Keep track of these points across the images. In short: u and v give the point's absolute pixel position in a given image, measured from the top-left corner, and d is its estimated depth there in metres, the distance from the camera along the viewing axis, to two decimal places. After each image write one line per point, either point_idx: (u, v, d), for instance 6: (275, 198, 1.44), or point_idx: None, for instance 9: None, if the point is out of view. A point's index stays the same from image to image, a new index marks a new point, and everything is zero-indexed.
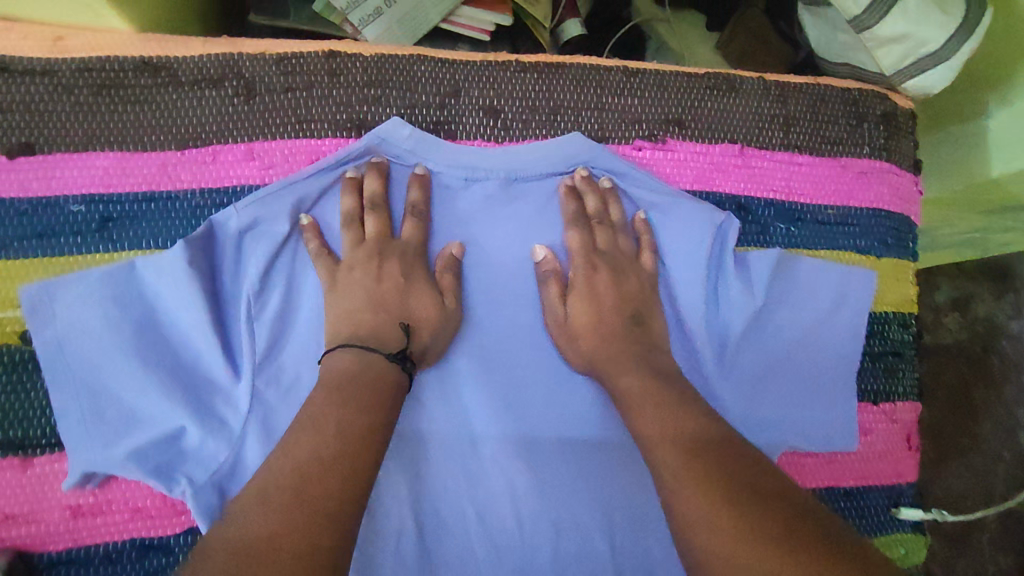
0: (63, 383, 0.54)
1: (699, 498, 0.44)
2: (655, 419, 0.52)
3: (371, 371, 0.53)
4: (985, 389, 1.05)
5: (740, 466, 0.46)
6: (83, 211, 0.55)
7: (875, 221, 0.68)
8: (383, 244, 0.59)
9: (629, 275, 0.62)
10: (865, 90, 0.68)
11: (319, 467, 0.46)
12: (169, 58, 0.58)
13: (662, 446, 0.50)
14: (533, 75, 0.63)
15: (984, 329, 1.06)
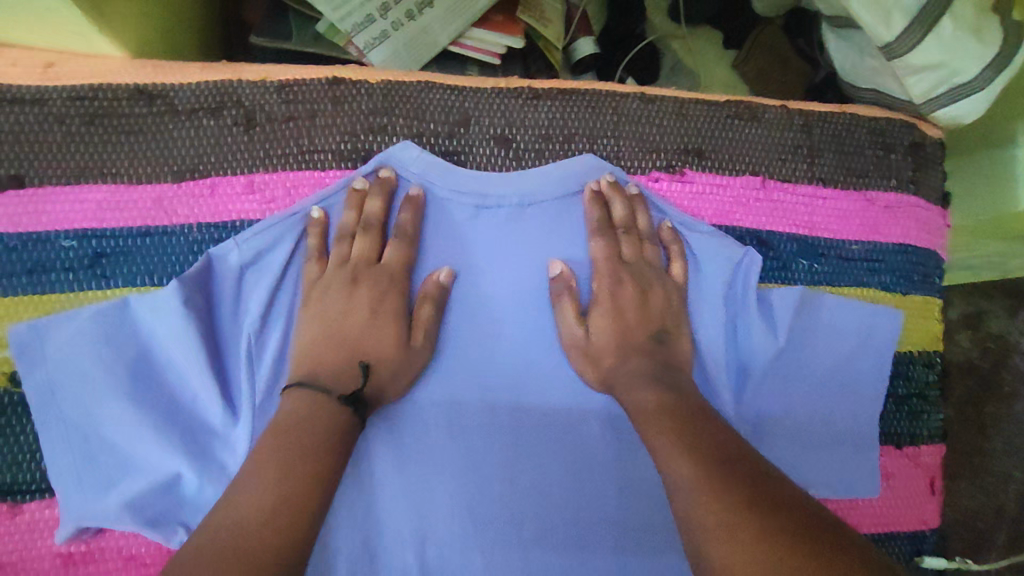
0: (54, 429, 0.51)
1: (717, 511, 0.42)
2: (667, 449, 0.48)
3: (317, 419, 0.49)
4: (997, 406, 0.92)
5: (760, 477, 0.44)
6: (75, 247, 0.53)
7: (901, 257, 0.64)
8: (367, 272, 0.56)
9: (657, 291, 0.57)
10: (893, 120, 0.65)
11: (258, 518, 0.43)
12: (165, 86, 0.55)
13: (676, 461, 0.46)
14: (546, 103, 0.60)
15: (998, 347, 0.92)
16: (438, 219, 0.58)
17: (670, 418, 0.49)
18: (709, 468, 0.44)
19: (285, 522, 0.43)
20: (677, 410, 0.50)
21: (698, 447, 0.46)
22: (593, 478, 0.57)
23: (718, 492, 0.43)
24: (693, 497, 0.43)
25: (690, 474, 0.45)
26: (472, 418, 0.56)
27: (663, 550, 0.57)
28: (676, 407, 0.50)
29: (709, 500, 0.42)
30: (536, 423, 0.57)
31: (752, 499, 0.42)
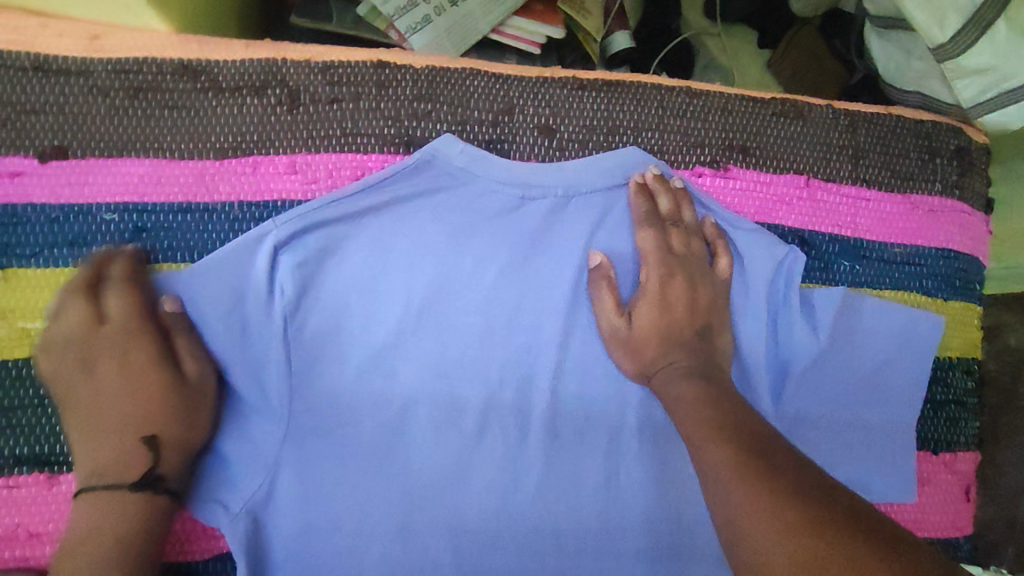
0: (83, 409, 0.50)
1: (763, 512, 0.40)
2: (708, 447, 0.47)
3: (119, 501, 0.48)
4: None
5: (807, 479, 0.42)
6: (116, 220, 0.52)
7: (944, 262, 0.64)
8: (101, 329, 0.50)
9: (705, 284, 0.56)
10: (939, 123, 0.65)
11: None
12: (209, 62, 0.55)
13: (719, 463, 0.45)
14: (591, 94, 0.60)
15: None
16: (478, 210, 0.56)
17: (708, 410, 0.49)
18: (747, 457, 0.44)
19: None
20: (714, 403, 0.50)
21: (733, 437, 0.46)
22: (630, 472, 0.57)
23: (752, 476, 0.43)
24: (727, 481, 0.44)
25: (723, 459, 0.45)
26: (507, 412, 0.56)
27: (696, 546, 0.57)
28: (714, 399, 0.50)
29: (743, 482, 0.43)
30: (574, 415, 0.57)
31: (783, 478, 0.42)
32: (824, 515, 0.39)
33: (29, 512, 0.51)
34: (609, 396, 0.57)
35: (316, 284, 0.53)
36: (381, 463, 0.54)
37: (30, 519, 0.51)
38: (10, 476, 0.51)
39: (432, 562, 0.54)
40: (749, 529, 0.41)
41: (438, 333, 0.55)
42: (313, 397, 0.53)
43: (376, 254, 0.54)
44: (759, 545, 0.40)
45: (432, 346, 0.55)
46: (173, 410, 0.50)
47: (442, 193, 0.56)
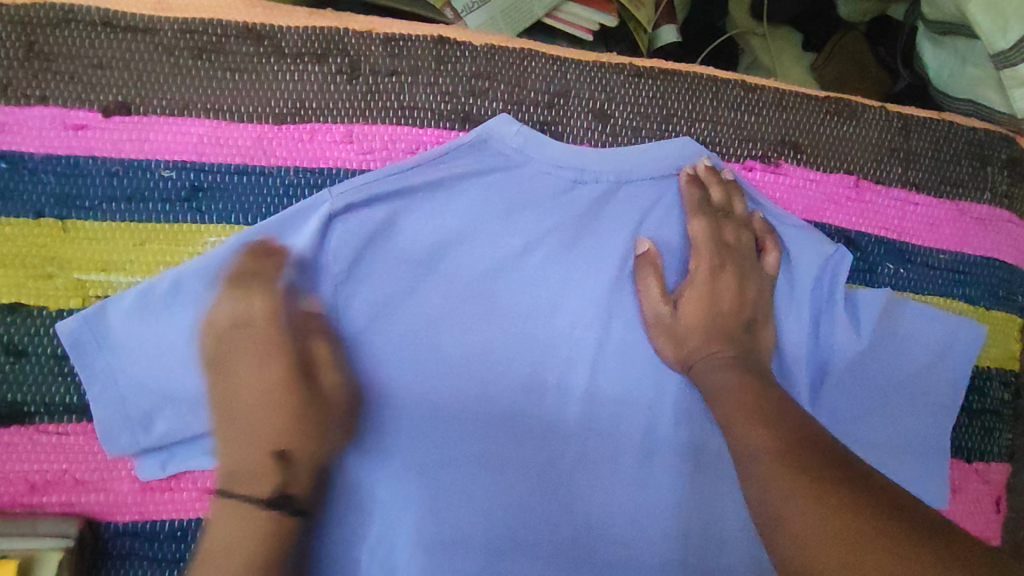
0: (102, 393, 0.50)
1: (808, 502, 0.40)
2: (751, 436, 0.47)
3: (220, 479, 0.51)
4: None
5: (854, 474, 0.42)
6: (174, 178, 0.53)
7: (987, 271, 0.63)
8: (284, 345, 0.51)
9: (753, 277, 0.57)
10: (990, 132, 0.64)
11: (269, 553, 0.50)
12: (274, 29, 0.55)
13: (761, 452, 0.45)
14: (647, 82, 0.60)
15: None
16: (528, 191, 0.56)
17: (751, 400, 0.49)
18: (791, 447, 0.44)
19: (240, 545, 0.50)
20: (755, 394, 0.50)
21: (775, 428, 0.46)
22: (664, 459, 0.57)
23: (796, 465, 0.43)
24: (769, 470, 0.43)
25: (766, 449, 0.45)
26: (547, 392, 0.56)
27: (726, 537, 0.57)
28: (755, 389, 0.51)
29: (785, 472, 0.43)
30: (613, 401, 0.57)
31: (824, 468, 0.42)
32: (871, 503, 0.39)
33: (75, 460, 0.51)
34: (649, 382, 0.57)
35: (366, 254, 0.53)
36: (420, 436, 0.54)
37: (76, 467, 0.51)
38: (59, 424, 0.51)
39: (464, 534, 0.54)
40: (792, 515, 0.40)
41: (483, 311, 0.55)
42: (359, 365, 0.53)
43: (423, 229, 0.55)
44: (806, 533, 0.39)
45: (475, 324, 0.55)
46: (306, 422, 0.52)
47: (497, 175, 0.56)
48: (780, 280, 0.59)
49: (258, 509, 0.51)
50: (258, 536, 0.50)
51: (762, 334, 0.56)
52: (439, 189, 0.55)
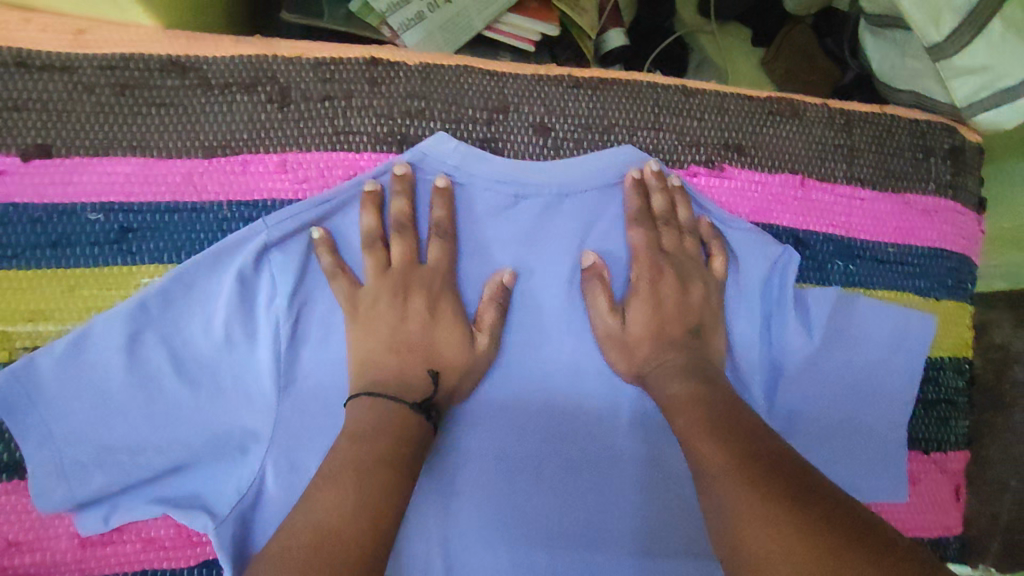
0: (39, 447, 0.48)
1: (758, 513, 0.40)
2: (705, 439, 0.47)
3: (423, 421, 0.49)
4: None
5: (799, 479, 0.42)
6: (102, 221, 0.51)
7: (935, 261, 0.64)
8: (413, 275, 0.53)
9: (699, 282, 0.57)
10: (933, 123, 0.64)
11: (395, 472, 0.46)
12: (199, 59, 0.54)
13: (714, 458, 0.45)
14: (586, 93, 0.59)
15: None
16: (469, 211, 0.55)
17: (710, 418, 0.48)
18: (742, 454, 0.44)
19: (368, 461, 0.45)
20: (713, 409, 0.49)
21: (736, 448, 0.45)
22: (622, 473, 0.56)
23: (759, 488, 0.41)
24: (733, 497, 0.42)
25: (726, 474, 0.43)
26: (499, 414, 0.55)
27: (688, 549, 0.56)
28: (712, 403, 0.50)
29: (750, 496, 0.41)
30: (568, 417, 0.56)
31: (787, 492, 0.41)
32: (835, 529, 0.38)
33: (7, 521, 0.50)
34: (603, 395, 0.57)
35: (309, 282, 0.53)
36: None
37: (8, 528, 0.50)
38: None
39: (422, 564, 0.53)
40: (758, 545, 0.39)
41: None
42: (305, 399, 0.52)
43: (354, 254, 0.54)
44: (772, 565, 0.37)
45: None
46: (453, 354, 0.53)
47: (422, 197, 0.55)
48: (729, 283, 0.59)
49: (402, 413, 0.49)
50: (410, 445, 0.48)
51: (711, 339, 0.56)
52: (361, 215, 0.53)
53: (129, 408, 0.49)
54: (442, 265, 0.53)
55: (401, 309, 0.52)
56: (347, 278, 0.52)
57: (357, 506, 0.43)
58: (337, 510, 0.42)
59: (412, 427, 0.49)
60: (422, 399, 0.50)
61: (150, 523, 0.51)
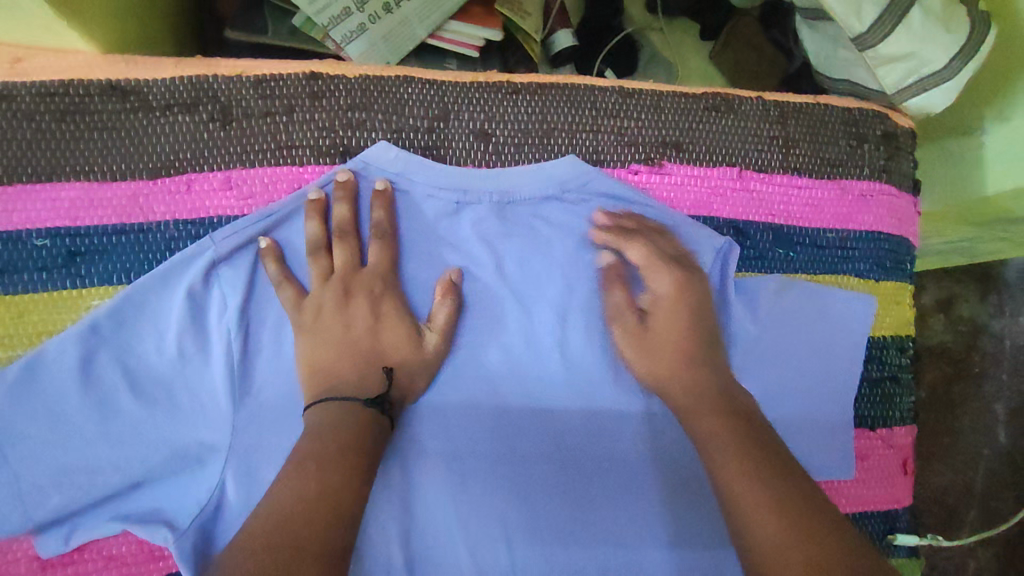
0: None
1: (744, 473, 0.48)
2: (690, 398, 0.54)
3: (371, 421, 0.50)
4: (966, 385, 1.08)
5: (770, 444, 0.51)
6: (48, 245, 0.52)
7: (873, 244, 0.66)
8: (356, 280, 0.54)
9: (662, 274, 0.58)
10: (866, 111, 0.66)
11: (348, 472, 0.47)
12: (139, 82, 0.55)
13: (699, 418, 0.53)
14: (525, 97, 0.60)
15: (966, 329, 1.09)
16: (414, 218, 0.57)
17: (729, 428, 0.51)
18: (727, 418, 0.52)
19: (324, 462, 0.47)
20: (729, 416, 0.52)
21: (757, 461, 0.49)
22: (576, 465, 0.58)
23: (748, 458, 0.49)
24: (750, 497, 0.47)
25: (750, 488, 0.47)
26: (454, 415, 0.57)
27: (644, 536, 0.58)
28: (726, 410, 0.53)
29: (743, 465, 0.49)
30: (521, 414, 0.58)
31: (798, 500, 0.46)
32: (818, 518, 0.45)
33: None
34: (555, 390, 0.59)
35: (258, 295, 0.54)
36: None
37: None
38: None
39: (383, 567, 0.54)
40: (747, 509, 0.46)
41: None
42: (260, 412, 0.53)
43: (301, 266, 0.55)
44: (758, 527, 0.45)
45: None
46: (405, 353, 0.54)
47: (362, 205, 0.56)
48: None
49: (354, 411, 0.50)
50: (368, 439, 0.50)
51: (716, 341, 0.58)
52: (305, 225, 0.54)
53: (85, 428, 0.50)
54: (386, 272, 0.55)
55: (343, 316, 0.53)
56: (292, 287, 0.53)
57: (313, 503, 0.45)
58: (294, 503, 0.44)
59: (369, 424, 0.50)
60: (375, 395, 0.52)
61: (111, 540, 0.52)
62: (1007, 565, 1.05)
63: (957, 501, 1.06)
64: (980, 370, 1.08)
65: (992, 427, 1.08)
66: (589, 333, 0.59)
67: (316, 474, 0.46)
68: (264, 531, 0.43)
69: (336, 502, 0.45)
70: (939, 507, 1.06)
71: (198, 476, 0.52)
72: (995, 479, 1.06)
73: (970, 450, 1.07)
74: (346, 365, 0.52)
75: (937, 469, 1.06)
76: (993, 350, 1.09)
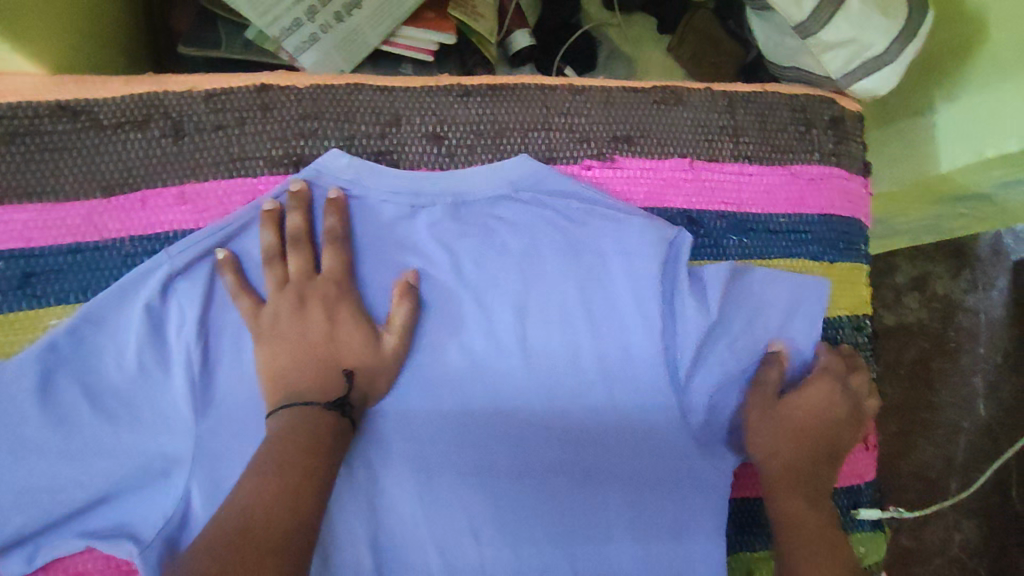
0: None
1: (798, 492, 0.58)
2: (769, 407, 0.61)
3: (331, 424, 0.51)
4: (944, 361, 1.10)
5: (813, 469, 0.60)
6: (3, 268, 0.53)
7: (826, 226, 0.67)
8: (310, 287, 0.55)
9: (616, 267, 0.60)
10: (812, 96, 0.68)
11: (306, 477, 0.48)
12: (89, 102, 0.55)
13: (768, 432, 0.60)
14: (475, 99, 0.61)
15: (942, 306, 1.10)
16: (369, 223, 0.58)
17: (806, 464, 0.60)
18: (792, 438, 0.60)
19: (285, 467, 0.48)
20: (801, 442, 0.60)
21: (810, 493, 0.59)
22: (541, 458, 0.59)
23: (799, 481, 0.59)
24: (795, 517, 0.57)
25: (805, 511, 0.57)
26: (417, 416, 0.58)
27: (611, 525, 0.59)
28: (812, 446, 0.61)
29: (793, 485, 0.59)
30: (484, 412, 0.59)
31: (826, 524, 0.57)
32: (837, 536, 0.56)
33: None
34: (516, 387, 0.59)
35: (216, 307, 0.55)
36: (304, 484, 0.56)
37: None
38: None
39: (353, 568, 0.55)
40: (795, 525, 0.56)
41: None
42: (222, 422, 0.53)
43: (257, 276, 0.56)
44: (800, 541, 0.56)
45: None
46: (363, 356, 0.54)
47: (315, 213, 0.56)
48: (618, 264, 0.60)
49: (316, 412, 0.51)
50: (331, 440, 0.51)
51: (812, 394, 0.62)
52: (260, 235, 0.55)
53: (48, 447, 0.51)
54: (340, 279, 0.55)
55: (300, 323, 0.54)
56: (249, 297, 0.54)
57: (274, 507, 0.45)
58: (256, 506, 0.45)
59: (329, 426, 0.51)
60: (336, 397, 0.53)
61: (80, 556, 0.53)
62: (993, 536, 1.07)
63: (941, 475, 1.08)
64: (957, 346, 1.10)
65: (972, 401, 1.09)
66: (548, 329, 0.60)
67: (278, 478, 0.47)
68: (224, 536, 0.44)
69: (296, 506, 0.46)
70: (922, 482, 1.08)
71: (162, 488, 0.53)
72: (977, 451, 1.08)
73: (952, 424, 1.09)
74: (306, 372, 0.53)
75: (918, 445, 1.08)
76: (969, 325, 1.10)
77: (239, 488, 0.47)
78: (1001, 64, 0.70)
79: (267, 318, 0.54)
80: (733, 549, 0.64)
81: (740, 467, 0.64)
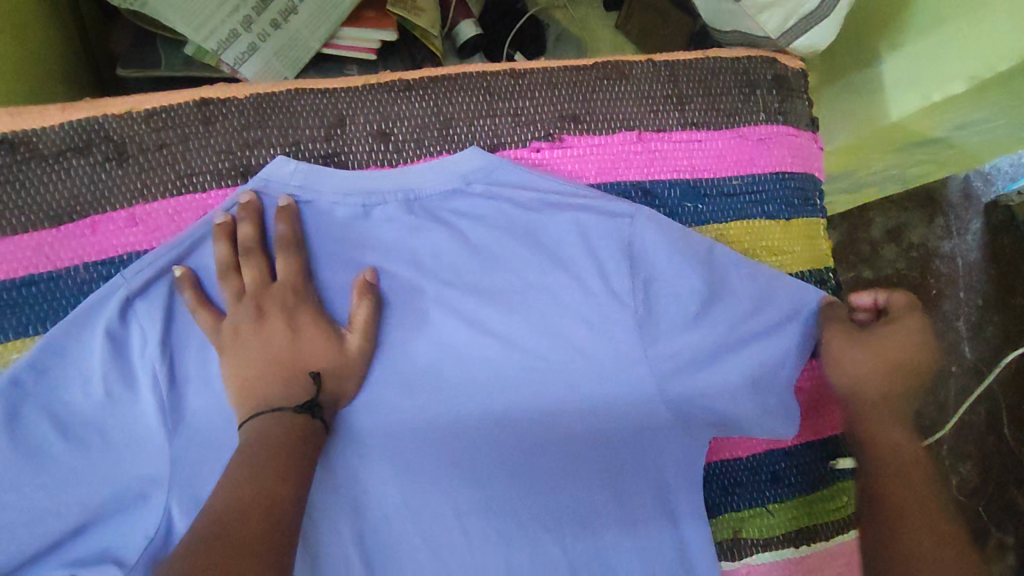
0: None
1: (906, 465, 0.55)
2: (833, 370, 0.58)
3: (298, 426, 0.52)
4: (926, 308, 1.11)
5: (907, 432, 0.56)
6: None
7: (779, 184, 0.68)
8: (267, 295, 0.55)
9: (579, 247, 0.59)
10: (754, 57, 0.68)
11: (275, 476, 0.48)
12: (28, 133, 0.54)
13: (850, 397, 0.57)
14: (418, 93, 0.61)
15: (918, 253, 1.11)
16: (323, 226, 0.58)
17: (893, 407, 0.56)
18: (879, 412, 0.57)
19: (257, 467, 0.48)
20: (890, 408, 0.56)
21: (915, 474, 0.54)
22: (519, 441, 0.60)
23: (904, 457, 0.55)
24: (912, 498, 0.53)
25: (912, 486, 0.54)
26: (391, 415, 0.59)
27: (595, 501, 0.60)
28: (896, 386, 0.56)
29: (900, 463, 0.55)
30: (459, 400, 0.59)
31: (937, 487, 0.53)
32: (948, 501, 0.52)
33: None
34: (489, 373, 0.60)
35: (178, 325, 0.55)
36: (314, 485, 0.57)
37: None
38: None
39: (341, 567, 0.56)
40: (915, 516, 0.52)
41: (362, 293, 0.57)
42: (198, 437, 0.54)
43: (215, 290, 0.56)
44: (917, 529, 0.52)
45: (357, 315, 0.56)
46: (328, 358, 0.55)
47: (267, 221, 0.57)
48: (579, 243, 0.59)
49: (288, 416, 0.52)
50: (303, 439, 0.51)
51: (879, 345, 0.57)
52: (213, 248, 0.55)
53: (22, 481, 0.51)
54: (297, 284, 0.55)
55: (261, 332, 0.54)
56: (208, 311, 0.54)
57: (247, 501, 0.46)
58: (231, 497, 0.46)
59: (300, 427, 0.52)
60: (304, 400, 0.53)
61: None
62: (988, 475, 1.09)
63: (934, 421, 1.09)
64: (938, 292, 1.11)
65: (956, 345, 1.10)
66: (514, 314, 0.59)
67: (252, 476, 0.47)
68: (195, 532, 0.44)
69: (271, 504, 0.47)
70: (918, 429, 1.09)
71: (141, 509, 0.53)
72: (966, 392, 1.10)
73: (941, 370, 1.10)
74: (272, 380, 0.53)
75: None
76: (947, 271, 1.12)
77: (216, 493, 0.47)
78: (936, 11, 0.70)
79: (227, 331, 0.54)
80: (715, 512, 0.65)
81: (714, 441, 0.65)
